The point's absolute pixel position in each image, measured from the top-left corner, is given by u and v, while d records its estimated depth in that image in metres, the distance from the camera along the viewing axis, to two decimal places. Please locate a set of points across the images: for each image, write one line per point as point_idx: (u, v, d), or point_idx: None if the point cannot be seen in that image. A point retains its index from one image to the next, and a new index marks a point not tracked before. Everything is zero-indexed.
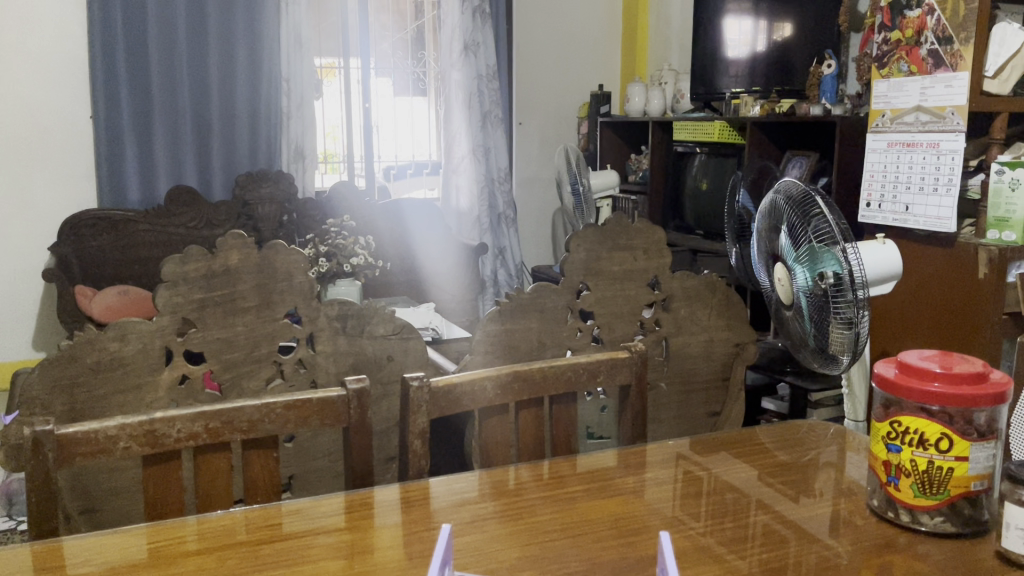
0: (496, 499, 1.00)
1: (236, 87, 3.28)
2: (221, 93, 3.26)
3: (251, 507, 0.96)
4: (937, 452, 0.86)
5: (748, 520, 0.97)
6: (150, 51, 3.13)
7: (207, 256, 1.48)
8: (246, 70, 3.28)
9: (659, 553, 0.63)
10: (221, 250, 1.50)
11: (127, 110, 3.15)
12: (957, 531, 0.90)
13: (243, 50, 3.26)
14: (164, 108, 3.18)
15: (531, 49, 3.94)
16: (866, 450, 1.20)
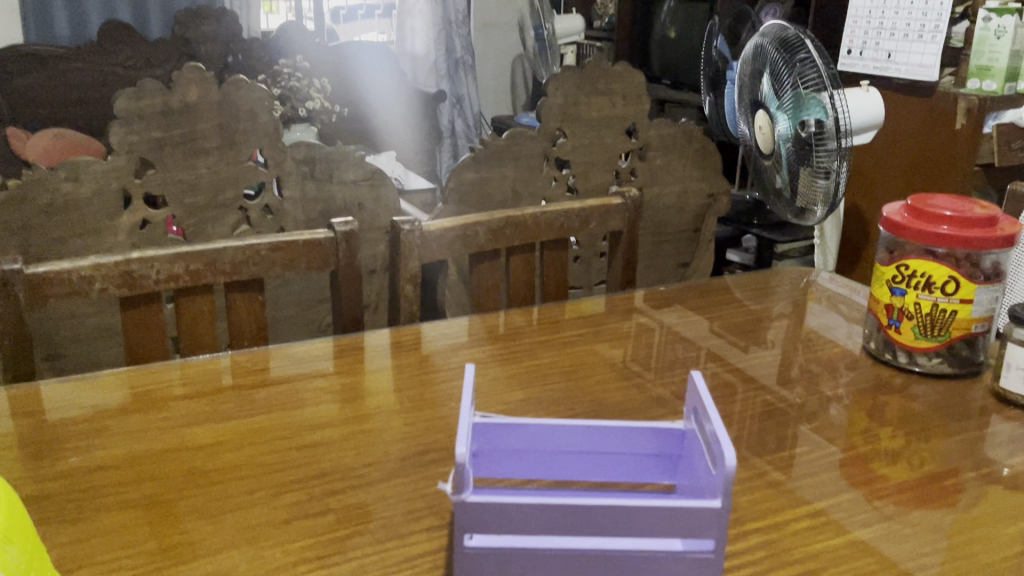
0: (493, 343, 0.98)
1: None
2: None
3: (236, 353, 0.92)
4: (942, 296, 0.86)
5: (743, 366, 0.97)
6: None
7: (162, 91, 1.33)
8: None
9: (688, 390, 0.62)
10: (178, 85, 1.34)
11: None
12: (952, 371, 0.91)
13: None
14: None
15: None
16: (827, 301, 1.20)
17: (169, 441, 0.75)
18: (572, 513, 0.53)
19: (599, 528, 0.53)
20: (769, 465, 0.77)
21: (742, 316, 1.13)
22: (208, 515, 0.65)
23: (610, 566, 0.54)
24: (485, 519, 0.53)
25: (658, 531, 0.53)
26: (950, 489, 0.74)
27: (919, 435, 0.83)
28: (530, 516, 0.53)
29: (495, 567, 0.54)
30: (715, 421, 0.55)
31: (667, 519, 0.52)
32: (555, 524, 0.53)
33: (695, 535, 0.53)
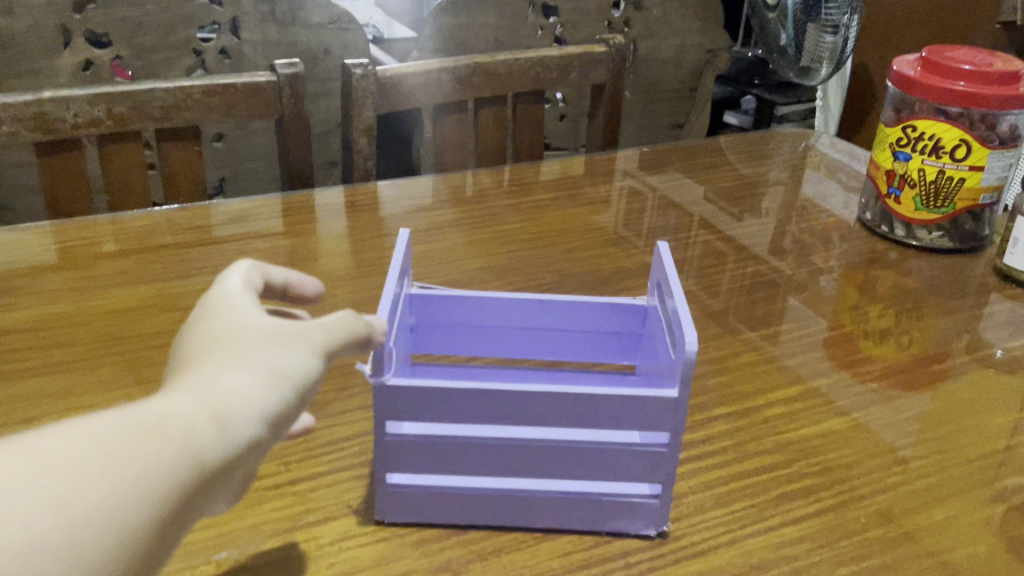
0: (456, 208, 0.90)
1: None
2: None
3: (172, 207, 0.85)
4: (950, 162, 0.78)
5: (726, 236, 0.89)
6: None
7: None
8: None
9: (655, 261, 0.55)
10: None
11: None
12: (952, 247, 0.84)
13: None
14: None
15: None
16: (825, 169, 1.11)
17: (85, 304, 0.68)
18: (505, 398, 0.46)
19: (538, 416, 0.47)
20: (746, 342, 0.71)
21: (730, 181, 1.04)
22: (133, 365, 0.61)
23: (551, 455, 0.48)
24: (404, 405, 0.46)
25: (608, 418, 0.47)
26: (939, 375, 0.68)
27: (911, 315, 0.76)
28: (455, 400, 0.46)
29: (418, 457, 0.48)
30: (677, 297, 0.49)
31: (618, 405, 0.46)
32: (485, 409, 0.47)
33: (648, 424, 0.47)
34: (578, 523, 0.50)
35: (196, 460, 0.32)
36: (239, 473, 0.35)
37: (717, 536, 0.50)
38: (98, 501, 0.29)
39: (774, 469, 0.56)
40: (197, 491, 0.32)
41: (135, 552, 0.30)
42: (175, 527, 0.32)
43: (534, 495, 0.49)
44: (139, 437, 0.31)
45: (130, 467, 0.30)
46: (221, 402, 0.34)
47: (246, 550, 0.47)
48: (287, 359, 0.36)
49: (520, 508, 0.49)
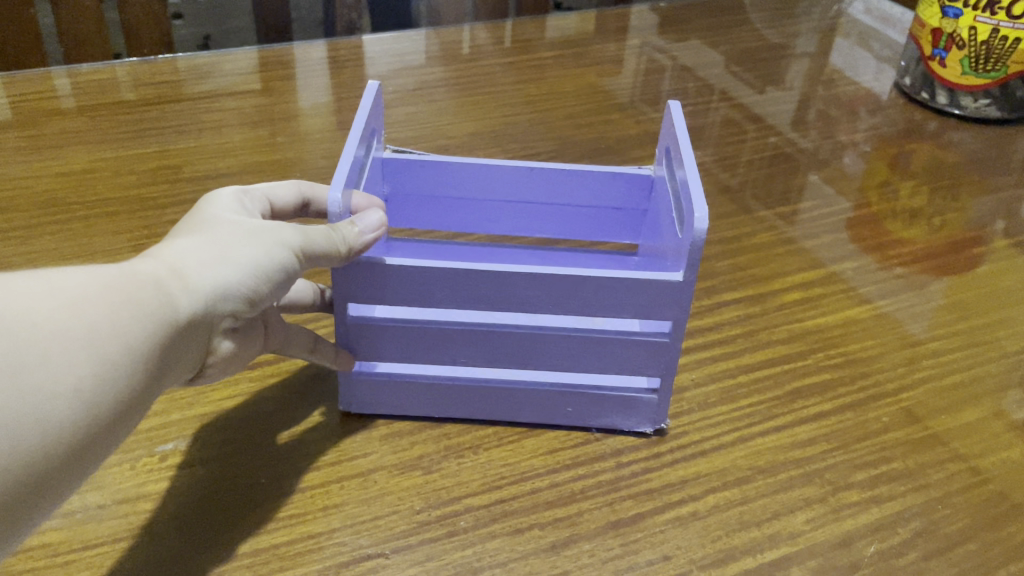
0: (448, 66, 0.82)
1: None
2: None
3: (136, 61, 0.77)
4: (1006, 20, 0.69)
5: (746, 104, 0.81)
6: None
7: None
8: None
9: (669, 123, 0.48)
10: None
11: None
12: (998, 117, 0.76)
13: None
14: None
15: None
16: (859, 37, 1.00)
17: (31, 163, 0.62)
18: (484, 282, 0.40)
19: (522, 302, 0.41)
20: (764, 221, 0.64)
21: (755, 43, 0.95)
22: (116, 174, 0.62)
23: (537, 344, 0.43)
24: (369, 286, 0.41)
25: (604, 305, 0.41)
26: (975, 260, 0.61)
27: (948, 192, 0.69)
28: (427, 282, 0.40)
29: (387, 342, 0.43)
30: (689, 168, 0.41)
31: (613, 291, 0.40)
32: (461, 293, 0.41)
33: (649, 312, 0.41)
34: (566, 418, 0.45)
35: (169, 312, 0.31)
36: (200, 348, 0.34)
37: (720, 434, 0.45)
38: (74, 325, 0.28)
39: (789, 361, 0.50)
40: (169, 347, 0.31)
41: (109, 385, 0.28)
42: (148, 381, 0.30)
43: (517, 389, 0.43)
44: (96, 280, 0.29)
45: (104, 302, 0.29)
46: (175, 271, 0.32)
47: (196, 439, 0.43)
48: (258, 242, 0.35)
49: (501, 402, 0.44)
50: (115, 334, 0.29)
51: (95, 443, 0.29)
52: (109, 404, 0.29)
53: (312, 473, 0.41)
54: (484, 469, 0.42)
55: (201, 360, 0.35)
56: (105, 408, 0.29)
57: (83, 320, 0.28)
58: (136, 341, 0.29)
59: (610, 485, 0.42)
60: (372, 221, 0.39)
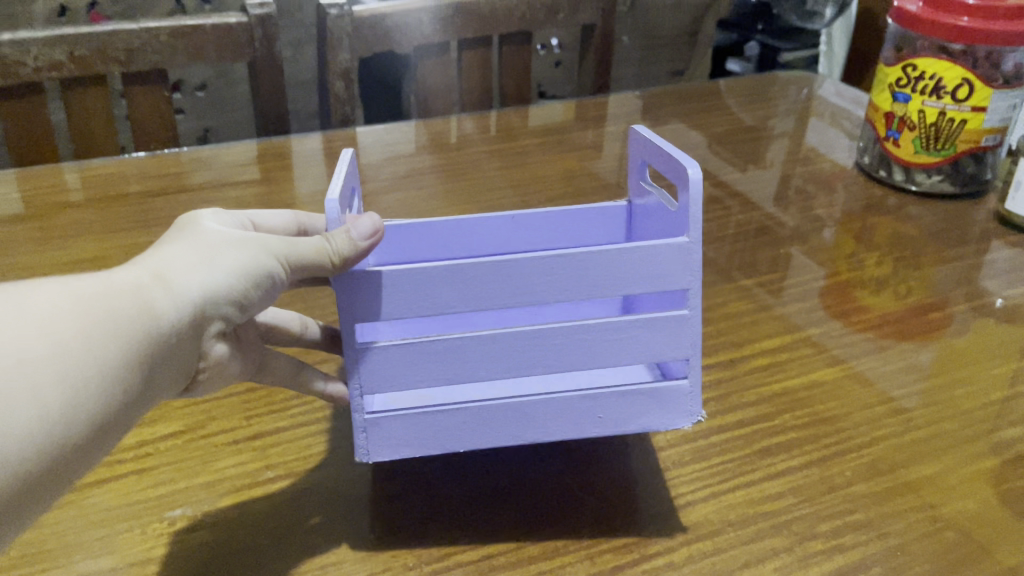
0: (436, 154, 0.87)
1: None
2: None
3: (142, 156, 0.82)
4: (951, 102, 0.74)
5: (718, 185, 0.86)
6: None
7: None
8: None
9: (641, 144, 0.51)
10: None
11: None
12: (954, 193, 0.80)
13: None
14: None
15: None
16: (830, 117, 1.06)
17: (44, 253, 0.66)
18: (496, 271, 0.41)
19: (536, 292, 0.42)
20: (736, 293, 0.68)
21: (725, 127, 1.01)
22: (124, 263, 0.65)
23: (555, 343, 0.43)
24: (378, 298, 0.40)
25: (623, 285, 0.42)
26: (936, 324, 0.65)
27: (910, 262, 0.73)
28: (437, 282, 0.40)
29: (399, 370, 0.42)
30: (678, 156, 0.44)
31: (623, 262, 0.42)
32: (472, 290, 0.41)
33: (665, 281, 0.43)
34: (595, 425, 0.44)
35: (149, 318, 0.34)
36: (194, 351, 0.37)
37: (695, 491, 0.48)
38: (50, 341, 0.31)
39: (759, 421, 0.54)
40: (148, 354, 0.34)
41: (87, 395, 0.32)
42: (127, 385, 0.33)
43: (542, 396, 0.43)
44: (77, 297, 0.33)
45: (78, 317, 0.32)
46: (157, 281, 0.35)
47: (204, 505, 0.45)
48: (244, 247, 0.38)
49: (525, 415, 0.43)
50: (92, 347, 0.32)
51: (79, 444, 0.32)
52: (89, 408, 0.32)
53: (313, 534, 0.44)
54: (468, 528, 0.45)
55: (198, 361, 0.38)
56: (85, 412, 0.32)
57: (50, 336, 0.31)
58: (113, 353, 0.32)
59: (584, 540, 0.44)
60: (366, 229, 0.40)
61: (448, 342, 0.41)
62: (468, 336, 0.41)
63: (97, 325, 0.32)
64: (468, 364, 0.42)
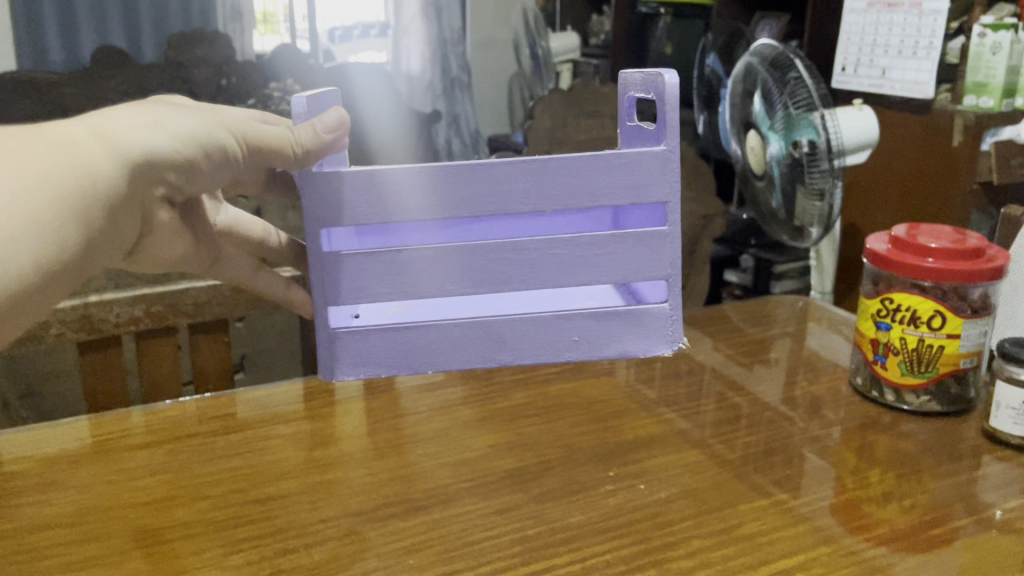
0: (466, 383, 0.96)
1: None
2: None
3: (202, 397, 0.91)
4: (928, 331, 0.83)
5: (728, 400, 0.93)
6: None
7: None
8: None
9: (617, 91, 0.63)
10: None
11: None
12: (941, 410, 0.88)
13: None
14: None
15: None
16: (829, 323, 1.16)
17: (117, 493, 0.73)
18: (470, 180, 0.58)
19: (508, 199, 0.58)
20: (754, 510, 0.73)
21: (730, 344, 1.09)
22: (189, 502, 0.72)
23: (527, 258, 0.60)
24: (366, 203, 0.58)
25: (592, 192, 0.59)
26: (938, 540, 0.70)
27: (911, 477, 0.79)
28: (408, 198, 0.58)
29: (372, 279, 0.59)
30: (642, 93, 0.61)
31: (597, 173, 0.58)
32: (436, 206, 0.58)
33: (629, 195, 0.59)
34: (573, 347, 0.62)
35: (119, 168, 0.51)
36: (154, 190, 0.55)
37: None
38: (50, 178, 0.47)
39: None
40: (109, 200, 0.51)
41: (78, 220, 0.49)
42: (93, 222, 0.50)
43: (514, 317, 0.62)
44: (66, 152, 0.49)
45: (65, 164, 0.48)
46: (123, 139, 0.51)
47: None
48: (198, 124, 0.55)
49: (502, 325, 0.61)
50: (78, 186, 0.48)
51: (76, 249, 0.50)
52: (79, 225, 0.49)
53: None
54: None
55: (144, 206, 0.55)
56: (76, 228, 0.49)
57: (44, 186, 0.47)
58: (94, 190, 0.49)
59: None
60: (329, 127, 0.59)
61: (417, 255, 0.59)
62: (429, 251, 0.59)
63: (75, 177, 0.48)
64: (445, 268, 0.59)
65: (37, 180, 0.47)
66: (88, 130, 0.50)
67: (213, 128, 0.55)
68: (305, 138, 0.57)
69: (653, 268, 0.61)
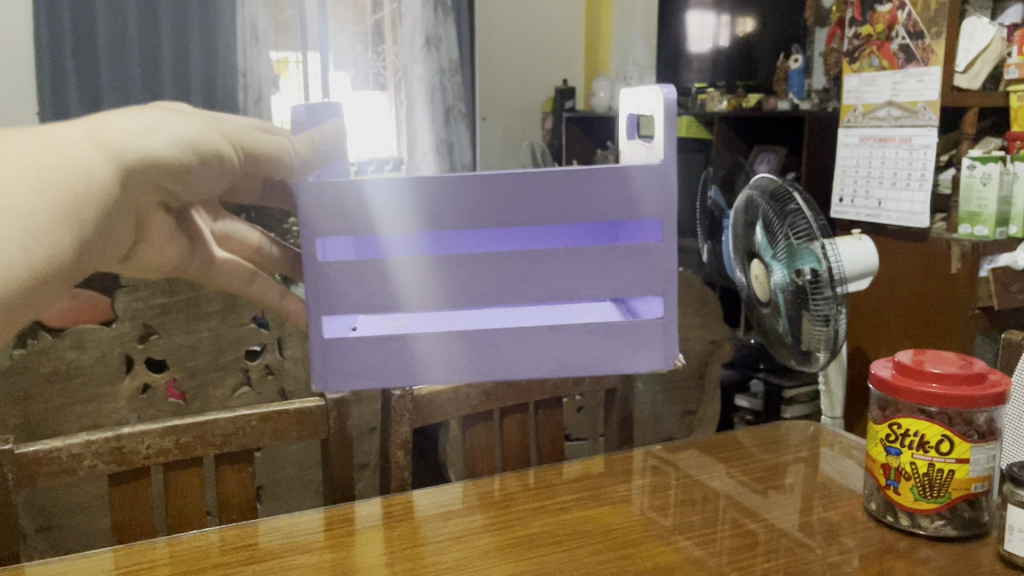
0: (485, 512, 0.97)
1: (162, 51, 2.74)
2: (175, 73, 2.77)
3: (225, 528, 0.92)
4: (938, 455, 0.85)
5: (743, 526, 0.94)
6: (97, 28, 2.65)
7: (223, 296, 1.64)
8: (171, 38, 2.74)
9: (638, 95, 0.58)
10: (197, 285, 1.61)
11: (45, 58, 2.61)
12: (956, 535, 0.88)
13: (198, 29, 2.77)
14: (112, 93, 2.69)
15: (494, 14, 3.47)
16: (841, 447, 1.18)
17: None
18: (455, 189, 0.53)
19: (513, 208, 0.55)
20: None
21: (744, 469, 1.11)
22: None
23: (520, 272, 0.56)
24: (360, 207, 0.53)
25: (588, 208, 0.55)
26: None
27: None
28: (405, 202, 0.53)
29: (354, 289, 0.55)
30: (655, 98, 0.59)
31: (598, 186, 0.55)
32: (449, 209, 0.54)
33: (620, 212, 0.56)
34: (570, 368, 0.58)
35: (107, 161, 0.43)
36: (145, 197, 0.47)
37: None
38: (32, 169, 0.39)
39: None
40: (107, 207, 0.43)
41: (68, 224, 0.40)
42: (91, 231, 0.42)
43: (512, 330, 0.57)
44: (44, 144, 0.40)
45: (41, 153, 0.40)
46: (106, 135, 0.44)
47: None
48: (187, 124, 0.49)
49: (490, 342, 0.57)
50: (65, 182, 0.40)
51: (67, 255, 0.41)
52: (69, 227, 0.40)
53: None
54: None
55: (137, 216, 0.48)
56: (68, 230, 0.40)
57: (44, 186, 0.39)
58: (86, 187, 0.41)
59: None
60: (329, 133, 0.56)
61: (422, 262, 0.55)
62: (434, 258, 0.55)
63: (67, 172, 0.40)
64: (431, 280, 0.55)
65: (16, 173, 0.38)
66: (84, 130, 0.43)
67: (212, 133, 0.50)
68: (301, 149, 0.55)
69: (648, 285, 0.58)
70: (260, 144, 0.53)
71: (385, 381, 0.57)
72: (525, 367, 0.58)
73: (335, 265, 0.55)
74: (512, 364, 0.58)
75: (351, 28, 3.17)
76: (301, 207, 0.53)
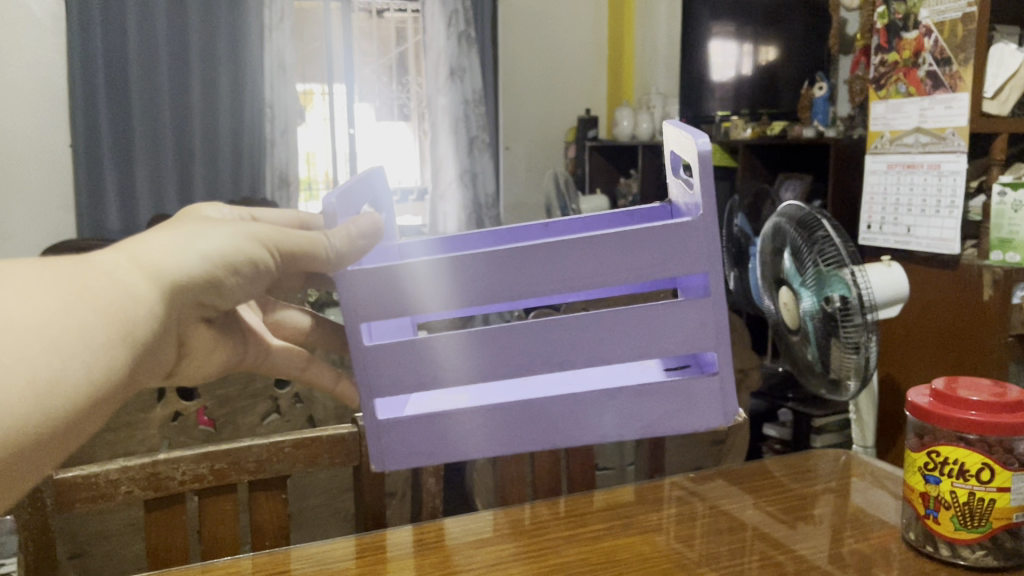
0: (517, 540, 0.97)
1: (192, 83, 2.79)
2: (204, 108, 2.82)
3: (256, 555, 0.93)
4: (978, 484, 0.84)
5: (774, 555, 0.93)
6: (129, 63, 2.72)
7: None
8: (200, 73, 2.80)
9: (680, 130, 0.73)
10: None
11: (78, 94, 2.70)
12: (998, 565, 0.87)
13: (226, 63, 2.82)
14: (143, 129, 2.76)
15: (516, 44, 3.51)
16: (873, 478, 1.16)
17: None
18: (475, 271, 0.69)
19: (536, 279, 0.69)
20: None
21: (780, 498, 1.10)
22: None
23: (565, 341, 0.71)
24: (400, 295, 0.69)
25: (621, 265, 0.69)
26: None
27: None
28: (439, 289, 0.69)
29: (400, 374, 0.71)
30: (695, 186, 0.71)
31: (642, 238, 0.69)
32: (478, 285, 0.69)
33: (677, 267, 0.70)
34: (622, 428, 0.73)
35: (140, 283, 0.49)
36: (189, 303, 0.54)
37: None
38: (90, 300, 0.45)
39: None
40: (152, 325, 0.49)
41: (122, 344, 0.46)
42: (139, 347, 0.48)
43: (559, 397, 0.72)
44: (94, 278, 0.47)
45: (95, 285, 0.46)
46: (144, 259, 0.51)
47: None
48: (230, 241, 0.56)
49: (515, 418, 0.72)
50: (115, 308, 0.46)
51: (124, 368, 0.46)
52: (123, 343, 0.46)
53: None
54: None
55: (179, 329, 0.55)
56: (125, 345, 0.46)
57: (96, 312, 0.45)
58: (134, 306, 0.47)
59: None
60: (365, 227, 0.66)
61: (462, 340, 0.70)
62: (473, 335, 0.70)
63: (121, 300, 0.47)
64: (457, 360, 0.70)
65: (76, 303, 0.44)
66: (126, 260, 0.50)
67: (246, 243, 0.57)
68: (339, 242, 0.64)
69: (700, 342, 0.72)
70: (295, 246, 0.60)
71: (431, 452, 0.73)
72: (586, 431, 0.73)
73: (380, 350, 0.70)
74: (566, 429, 0.73)
75: (375, 60, 3.23)
76: (349, 295, 0.68)
